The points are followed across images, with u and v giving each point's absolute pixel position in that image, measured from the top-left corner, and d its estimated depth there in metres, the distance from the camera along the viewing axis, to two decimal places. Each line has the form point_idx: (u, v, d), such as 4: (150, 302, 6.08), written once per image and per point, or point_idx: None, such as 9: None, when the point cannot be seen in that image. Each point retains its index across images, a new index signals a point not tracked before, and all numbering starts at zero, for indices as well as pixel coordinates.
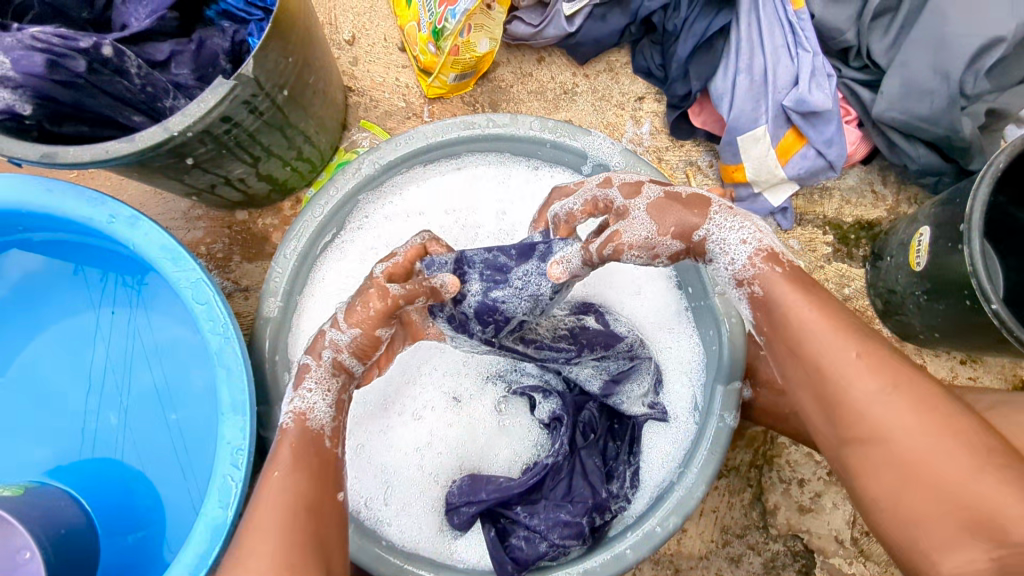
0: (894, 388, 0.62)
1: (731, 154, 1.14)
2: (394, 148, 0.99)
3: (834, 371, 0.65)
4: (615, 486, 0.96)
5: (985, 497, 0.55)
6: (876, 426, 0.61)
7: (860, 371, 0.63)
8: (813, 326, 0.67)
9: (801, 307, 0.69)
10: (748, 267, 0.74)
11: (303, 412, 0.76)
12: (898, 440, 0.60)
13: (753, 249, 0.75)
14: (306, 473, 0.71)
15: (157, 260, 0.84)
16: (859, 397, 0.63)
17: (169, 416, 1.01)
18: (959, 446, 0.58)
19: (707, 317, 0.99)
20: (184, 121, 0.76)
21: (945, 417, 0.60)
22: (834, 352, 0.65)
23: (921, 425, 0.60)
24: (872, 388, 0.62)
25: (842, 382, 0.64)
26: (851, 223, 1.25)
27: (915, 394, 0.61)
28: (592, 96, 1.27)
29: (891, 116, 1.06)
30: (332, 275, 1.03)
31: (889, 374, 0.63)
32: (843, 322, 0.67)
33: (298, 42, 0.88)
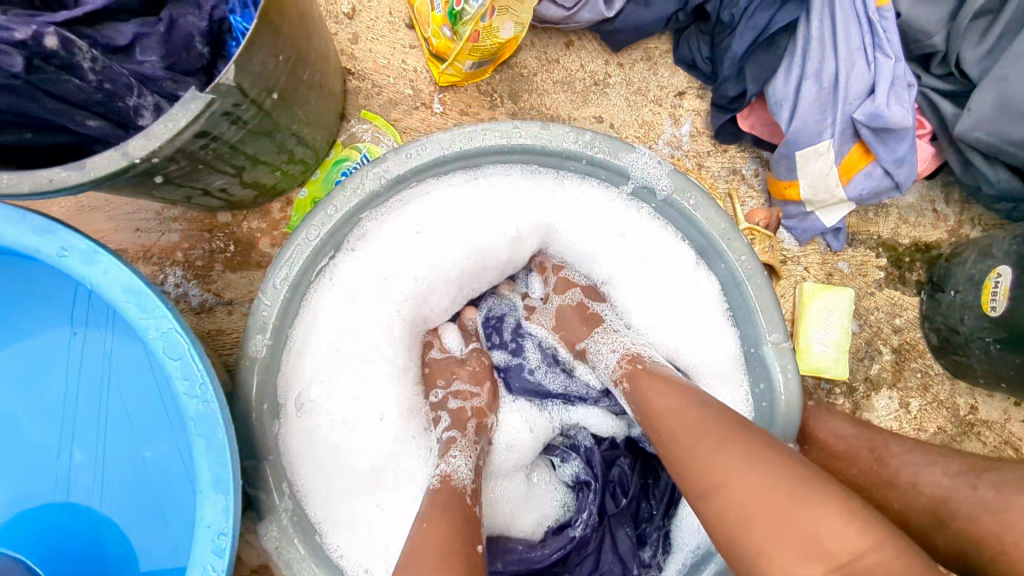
0: (729, 441, 0.64)
1: (786, 169, 1.00)
2: (404, 160, 0.84)
3: (685, 442, 0.67)
4: (647, 554, 0.90)
5: (813, 518, 0.55)
6: (715, 476, 0.62)
7: (703, 434, 0.66)
8: (669, 409, 0.72)
9: (656, 394, 0.75)
10: (617, 371, 0.84)
11: (449, 474, 0.80)
12: (735, 480, 0.60)
13: (620, 355, 0.85)
14: (449, 522, 0.72)
15: (120, 306, 0.70)
16: (699, 454, 0.65)
17: (142, 455, 0.89)
18: (779, 475, 0.59)
19: (757, 368, 0.88)
20: (146, 144, 0.61)
21: (772, 458, 0.62)
22: (685, 426, 0.69)
23: (749, 465, 0.61)
24: (712, 444, 0.65)
25: (689, 448, 0.66)
26: (907, 245, 1.13)
27: (748, 443, 0.64)
28: (626, 88, 1.11)
29: (974, 136, 0.93)
30: (328, 304, 0.89)
31: (723, 431, 0.66)
32: (688, 399, 0.73)
33: (289, 35, 0.72)
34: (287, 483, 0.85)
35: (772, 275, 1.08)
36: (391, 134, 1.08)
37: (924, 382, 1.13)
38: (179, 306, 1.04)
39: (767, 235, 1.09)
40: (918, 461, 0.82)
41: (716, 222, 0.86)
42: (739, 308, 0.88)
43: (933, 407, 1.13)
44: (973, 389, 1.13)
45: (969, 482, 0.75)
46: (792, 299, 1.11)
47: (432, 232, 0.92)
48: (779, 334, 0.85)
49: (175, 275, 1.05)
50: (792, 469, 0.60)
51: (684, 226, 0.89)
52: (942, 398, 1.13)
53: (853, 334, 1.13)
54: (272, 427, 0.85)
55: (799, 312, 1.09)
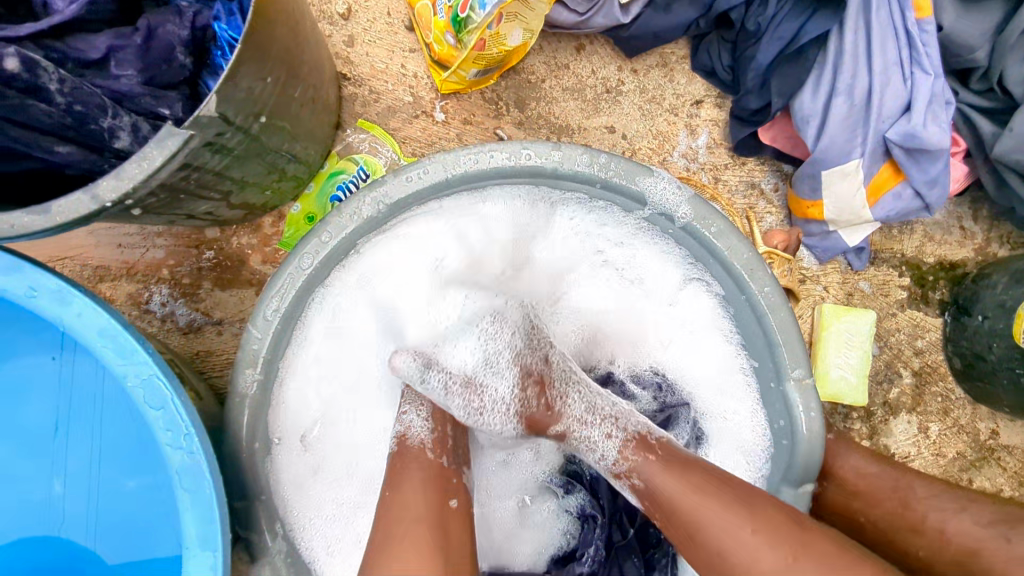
0: (796, 549, 0.59)
1: (810, 188, 0.95)
2: (404, 183, 0.78)
3: (733, 556, 0.60)
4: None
5: None
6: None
7: (758, 546, 0.59)
8: (700, 506, 0.63)
9: (671, 492, 0.66)
10: (622, 463, 0.72)
11: (403, 431, 0.78)
12: None
13: (626, 412, 0.75)
14: (412, 483, 0.70)
15: (97, 350, 0.64)
16: (756, 572, 0.59)
17: (125, 486, 0.82)
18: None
19: (776, 403, 0.81)
20: (119, 185, 0.55)
21: (833, 554, 0.59)
22: (725, 529, 0.61)
23: (820, 573, 0.57)
24: (778, 560, 0.58)
25: (748, 563, 0.59)
26: (931, 264, 1.07)
27: (808, 545, 0.59)
28: (640, 96, 1.05)
29: (1014, 159, 0.87)
30: (321, 333, 0.82)
31: (780, 533, 0.60)
32: (705, 488, 0.65)
33: (280, 54, 0.66)
34: (281, 523, 0.78)
35: (791, 298, 1.03)
36: (390, 143, 1.01)
37: (945, 407, 1.07)
38: (166, 327, 0.99)
39: (785, 258, 1.01)
40: (946, 508, 0.79)
41: (738, 250, 0.79)
42: (757, 344, 0.82)
43: (954, 432, 1.07)
44: (995, 414, 1.08)
45: (1003, 534, 0.72)
46: (811, 320, 1.06)
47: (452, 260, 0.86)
48: (801, 371, 0.78)
49: (161, 293, 0.99)
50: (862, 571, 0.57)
51: (702, 256, 0.83)
52: (963, 423, 1.07)
53: (873, 357, 1.07)
54: (264, 467, 0.78)
55: (818, 336, 1.03)
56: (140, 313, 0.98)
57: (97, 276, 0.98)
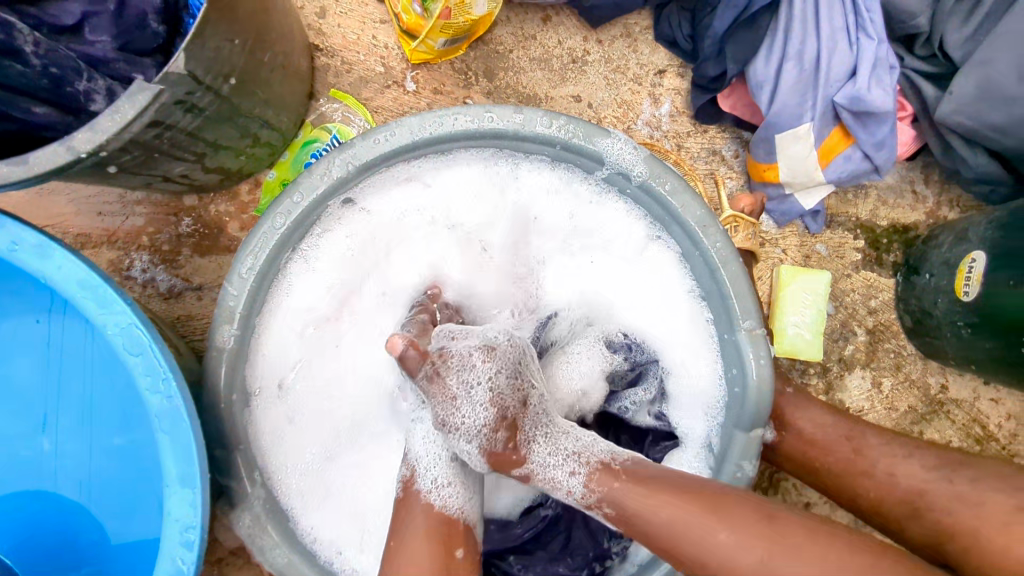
0: (769, 548, 0.58)
1: (765, 151, 1.00)
2: (372, 145, 0.81)
3: (695, 553, 0.60)
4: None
5: None
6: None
7: (731, 547, 0.59)
8: (668, 517, 0.63)
9: (642, 507, 0.65)
10: (588, 494, 0.69)
11: (410, 479, 0.75)
12: None
13: (590, 468, 0.70)
14: (415, 535, 0.69)
15: (77, 301, 0.68)
16: (723, 560, 0.59)
17: (110, 440, 0.86)
18: None
19: (730, 353, 0.85)
20: (94, 137, 0.58)
21: (809, 545, 0.58)
22: (676, 517, 0.62)
23: (790, 564, 0.57)
24: (749, 559, 0.58)
25: (707, 556, 0.60)
26: (885, 227, 1.12)
27: (781, 539, 0.59)
28: (605, 67, 1.08)
29: (955, 121, 0.92)
30: (296, 292, 0.86)
31: (747, 527, 0.60)
32: (679, 493, 0.64)
33: (247, 18, 0.69)
34: (259, 472, 0.82)
35: (751, 260, 1.07)
36: (362, 113, 1.04)
37: (898, 362, 1.13)
38: (147, 292, 1.02)
39: (750, 222, 1.04)
40: (895, 453, 0.82)
41: (692, 208, 0.83)
42: (712, 296, 0.86)
43: (905, 386, 1.13)
44: (945, 369, 1.13)
45: (946, 475, 0.76)
46: (770, 281, 1.11)
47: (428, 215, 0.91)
48: (752, 321, 0.83)
49: (142, 260, 1.02)
50: (839, 559, 0.57)
51: (659, 215, 0.87)
52: (914, 377, 1.13)
53: (828, 316, 1.12)
54: (241, 416, 0.81)
55: (776, 296, 1.08)
56: (121, 279, 1.01)
57: (79, 243, 1.01)
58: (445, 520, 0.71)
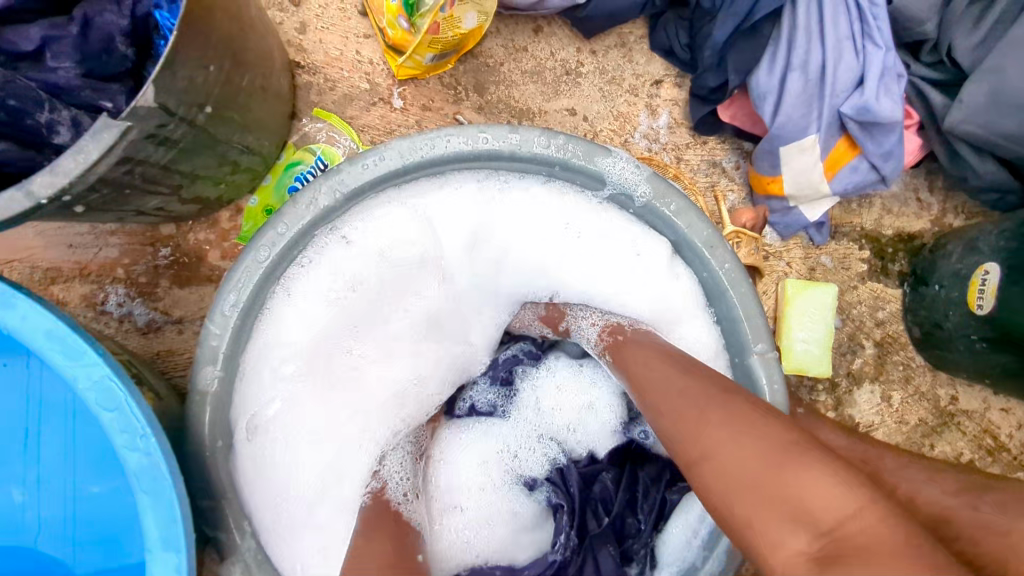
0: (719, 411, 0.62)
1: (769, 164, 0.96)
2: (361, 170, 0.76)
3: (666, 413, 0.67)
4: (633, 569, 0.84)
5: (795, 482, 0.52)
6: (699, 446, 0.61)
7: (693, 401, 0.65)
8: (659, 373, 0.72)
9: (647, 370, 0.73)
10: (597, 341, 0.85)
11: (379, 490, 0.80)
12: (719, 454, 0.58)
13: (601, 327, 0.86)
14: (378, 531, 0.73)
15: (44, 353, 0.62)
16: (687, 426, 0.63)
17: (87, 492, 0.80)
18: (757, 442, 0.57)
19: (741, 378, 0.82)
20: (56, 179, 0.53)
21: (755, 423, 0.59)
22: (665, 376, 0.71)
23: (732, 432, 0.59)
24: (701, 414, 0.63)
25: (675, 422, 0.65)
26: (890, 236, 1.09)
27: (726, 405, 0.62)
28: (600, 78, 1.04)
29: (964, 130, 0.89)
30: (282, 328, 0.80)
31: (711, 391, 0.65)
32: (676, 366, 0.72)
33: (221, 42, 0.64)
34: (249, 522, 0.76)
35: (755, 275, 1.03)
36: (347, 133, 0.99)
37: (907, 374, 1.10)
38: (123, 327, 0.96)
39: (754, 236, 1.02)
40: (915, 477, 0.79)
41: (698, 228, 0.79)
42: (722, 319, 0.82)
43: (915, 399, 1.10)
44: (954, 379, 1.11)
45: (970, 501, 0.73)
46: (775, 296, 1.07)
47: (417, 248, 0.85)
48: (764, 344, 0.79)
49: (117, 293, 0.96)
50: (766, 426, 0.58)
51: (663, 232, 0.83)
52: (924, 389, 1.10)
53: (835, 329, 1.09)
54: (227, 464, 0.76)
55: (783, 311, 1.05)
56: (95, 314, 0.95)
57: (49, 277, 0.95)
58: (397, 517, 0.76)
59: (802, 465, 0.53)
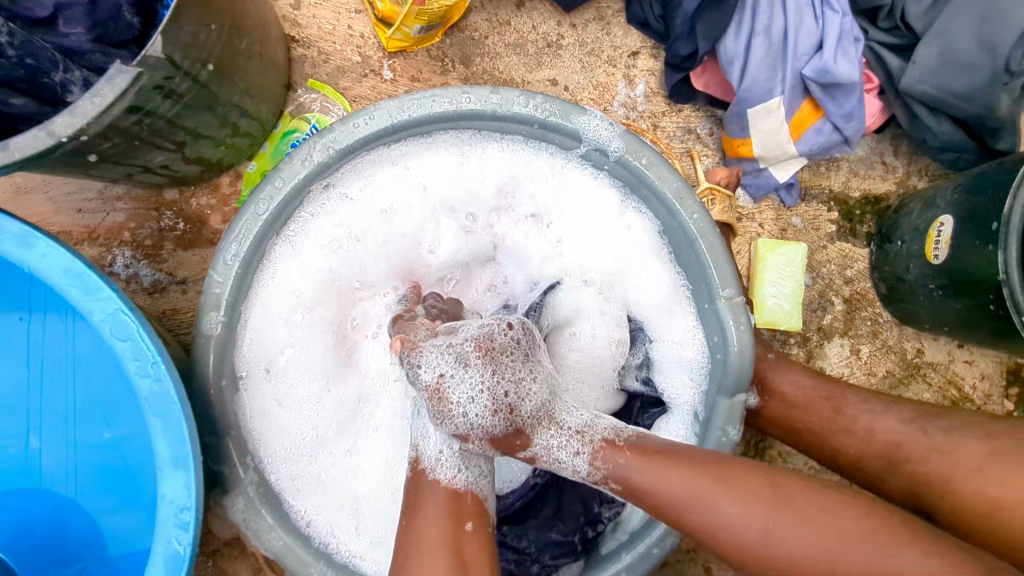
0: (772, 513, 0.58)
1: (739, 127, 1.02)
2: (352, 129, 0.82)
3: (720, 530, 0.60)
4: (610, 492, 0.88)
5: (893, 566, 0.53)
6: (778, 557, 0.57)
7: (729, 511, 0.60)
8: (667, 488, 0.63)
9: (663, 483, 0.63)
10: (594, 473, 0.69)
11: (428, 466, 0.73)
12: (803, 556, 0.56)
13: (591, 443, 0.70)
14: (426, 517, 0.67)
15: (62, 288, 0.68)
16: (754, 537, 0.58)
17: (101, 433, 0.86)
18: (850, 536, 0.55)
19: (710, 322, 0.88)
20: (74, 121, 0.59)
21: (831, 510, 0.57)
22: (676, 487, 0.62)
23: (813, 529, 0.56)
24: (728, 508, 0.60)
25: (731, 536, 0.59)
26: (857, 198, 1.15)
27: (782, 497, 0.59)
28: (579, 50, 1.10)
29: (920, 90, 0.95)
30: (283, 278, 0.87)
31: (752, 490, 0.60)
32: (697, 469, 0.63)
33: (221, 5, 0.69)
34: (252, 457, 0.82)
35: (729, 234, 1.09)
36: (340, 103, 1.05)
37: (875, 329, 1.16)
38: (131, 287, 1.02)
39: (727, 195, 1.06)
40: (872, 408, 0.85)
41: (668, 180, 0.85)
42: (691, 267, 0.88)
43: (883, 352, 1.16)
44: (920, 334, 1.16)
45: (919, 426, 0.79)
46: (748, 255, 1.13)
47: (417, 214, 0.93)
48: (732, 289, 0.85)
49: (124, 256, 1.02)
50: (830, 500, 0.58)
51: (636, 186, 0.89)
52: (891, 343, 1.16)
53: (806, 287, 1.14)
54: (232, 401, 0.82)
55: (754, 269, 1.10)
56: (104, 275, 1.01)
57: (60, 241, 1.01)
58: (453, 494, 0.70)
59: (898, 553, 0.53)
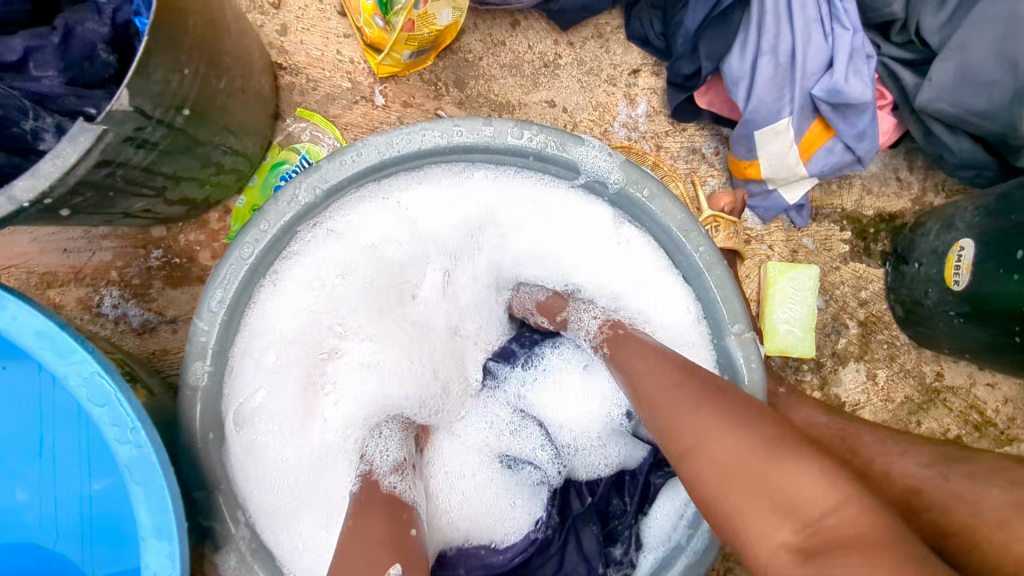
0: (712, 410, 0.60)
1: (746, 148, 0.98)
2: (338, 167, 0.78)
3: (665, 410, 0.64)
4: (618, 551, 0.85)
5: (789, 477, 0.52)
6: (690, 434, 0.60)
7: (679, 396, 0.64)
8: (643, 369, 0.70)
9: (642, 372, 0.69)
10: (597, 336, 0.82)
11: (368, 471, 0.80)
12: (711, 444, 0.58)
13: (601, 321, 0.83)
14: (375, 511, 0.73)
15: (35, 351, 0.65)
16: (685, 424, 0.61)
17: (88, 487, 0.82)
18: (756, 442, 0.56)
19: (721, 361, 0.83)
20: (35, 182, 0.55)
21: (760, 428, 0.57)
22: (651, 374, 0.68)
23: (730, 426, 0.58)
24: (688, 399, 0.63)
25: (669, 414, 0.63)
26: (871, 216, 1.10)
27: (721, 398, 0.62)
28: (578, 69, 1.06)
29: (936, 108, 0.91)
30: (271, 320, 0.83)
31: (698, 385, 0.64)
32: (676, 363, 0.69)
33: (195, 46, 0.66)
34: (243, 511, 0.79)
35: (737, 259, 1.05)
36: (331, 132, 1.01)
37: (891, 352, 1.11)
38: (119, 328, 0.98)
39: (731, 221, 1.02)
40: (890, 450, 0.80)
41: (673, 213, 0.81)
42: (700, 303, 0.84)
43: (900, 376, 1.11)
44: (939, 356, 1.12)
45: (941, 472, 0.74)
46: (757, 279, 1.09)
47: (404, 247, 0.89)
48: (742, 326, 0.80)
49: (112, 295, 0.99)
50: (762, 426, 0.58)
51: (639, 219, 0.85)
52: (909, 367, 1.11)
53: (819, 310, 1.10)
54: (221, 455, 0.78)
55: (765, 294, 1.06)
56: (91, 317, 0.98)
57: (45, 282, 0.98)
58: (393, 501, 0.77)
59: (790, 459, 0.53)
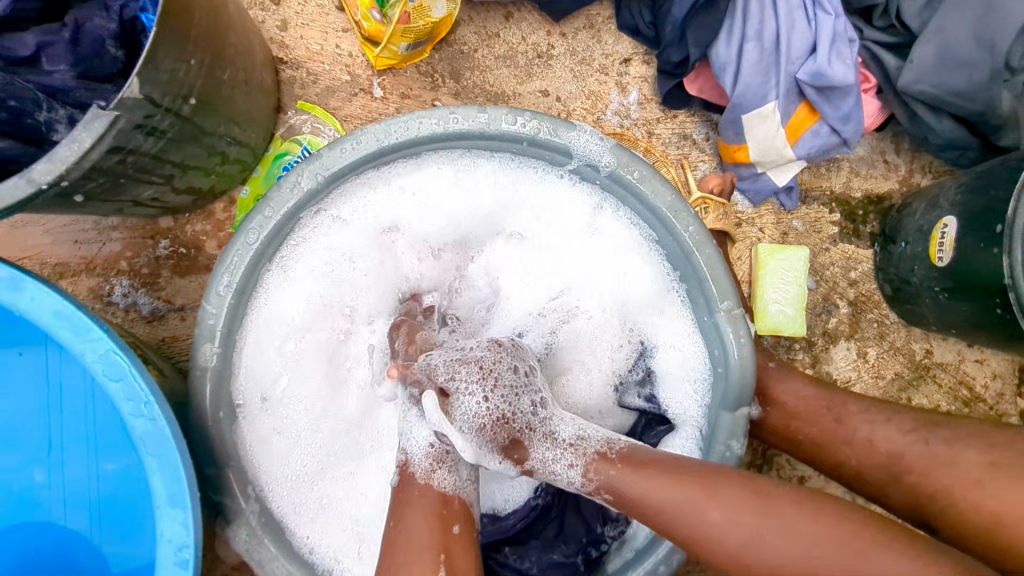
0: (764, 518, 0.59)
1: (734, 132, 1.01)
2: (339, 155, 0.81)
3: (708, 541, 0.60)
4: (613, 508, 0.87)
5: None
6: (765, 570, 0.58)
7: (723, 525, 0.60)
8: (653, 496, 0.64)
9: (650, 498, 0.64)
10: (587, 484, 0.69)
11: (407, 463, 0.75)
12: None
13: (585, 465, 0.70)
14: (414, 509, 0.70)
15: (52, 330, 0.68)
16: (748, 548, 0.59)
17: (103, 466, 0.86)
18: (837, 548, 0.55)
19: (710, 336, 0.86)
20: (53, 167, 0.59)
21: (834, 530, 0.57)
22: (663, 498, 0.63)
23: (811, 548, 0.56)
24: (726, 526, 0.60)
25: (716, 544, 0.60)
26: (859, 198, 1.13)
27: (769, 505, 0.60)
28: (571, 59, 1.09)
29: (917, 90, 0.93)
30: (279, 303, 0.86)
31: (730, 498, 0.61)
32: (687, 477, 0.64)
33: (200, 38, 0.69)
34: (253, 487, 0.81)
35: (728, 241, 1.07)
36: (331, 123, 1.04)
37: (881, 331, 1.14)
38: (130, 317, 1.02)
39: (720, 202, 1.06)
40: (873, 420, 0.82)
41: (662, 194, 0.83)
42: (690, 281, 0.87)
43: (890, 354, 1.14)
44: (928, 334, 1.14)
45: (922, 438, 0.77)
46: (749, 261, 1.11)
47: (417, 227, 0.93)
48: (731, 302, 0.83)
49: (122, 285, 1.02)
50: (824, 517, 0.58)
51: (631, 202, 0.88)
52: (899, 345, 1.14)
53: (810, 291, 1.13)
54: (231, 433, 0.81)
55: (756, 275, 1.09)
56: (103, 306, 1.01)
57: (57, 272, 1.01)
58: (442, 497, 0.71)
59: (878, 558, 0.54)
